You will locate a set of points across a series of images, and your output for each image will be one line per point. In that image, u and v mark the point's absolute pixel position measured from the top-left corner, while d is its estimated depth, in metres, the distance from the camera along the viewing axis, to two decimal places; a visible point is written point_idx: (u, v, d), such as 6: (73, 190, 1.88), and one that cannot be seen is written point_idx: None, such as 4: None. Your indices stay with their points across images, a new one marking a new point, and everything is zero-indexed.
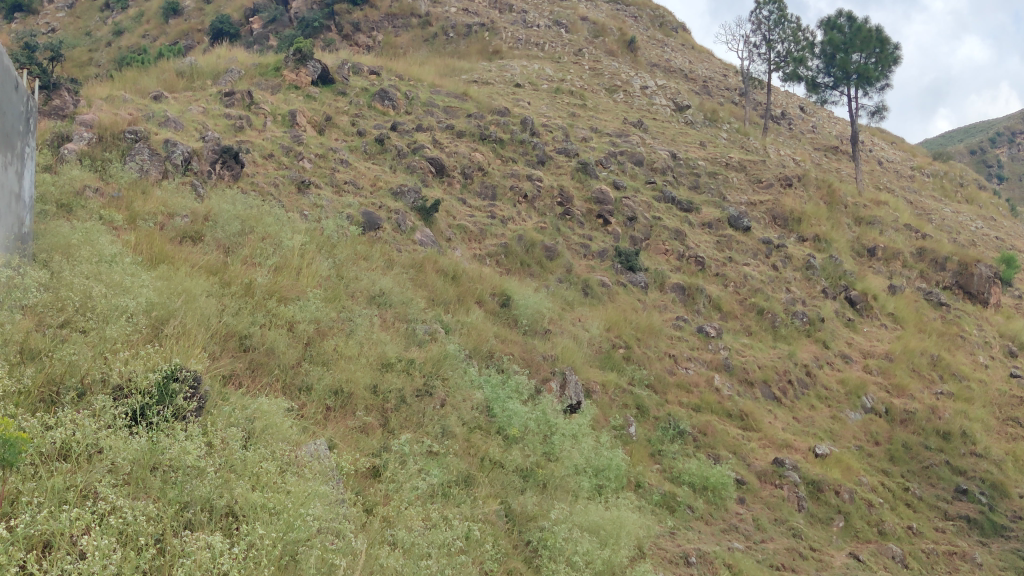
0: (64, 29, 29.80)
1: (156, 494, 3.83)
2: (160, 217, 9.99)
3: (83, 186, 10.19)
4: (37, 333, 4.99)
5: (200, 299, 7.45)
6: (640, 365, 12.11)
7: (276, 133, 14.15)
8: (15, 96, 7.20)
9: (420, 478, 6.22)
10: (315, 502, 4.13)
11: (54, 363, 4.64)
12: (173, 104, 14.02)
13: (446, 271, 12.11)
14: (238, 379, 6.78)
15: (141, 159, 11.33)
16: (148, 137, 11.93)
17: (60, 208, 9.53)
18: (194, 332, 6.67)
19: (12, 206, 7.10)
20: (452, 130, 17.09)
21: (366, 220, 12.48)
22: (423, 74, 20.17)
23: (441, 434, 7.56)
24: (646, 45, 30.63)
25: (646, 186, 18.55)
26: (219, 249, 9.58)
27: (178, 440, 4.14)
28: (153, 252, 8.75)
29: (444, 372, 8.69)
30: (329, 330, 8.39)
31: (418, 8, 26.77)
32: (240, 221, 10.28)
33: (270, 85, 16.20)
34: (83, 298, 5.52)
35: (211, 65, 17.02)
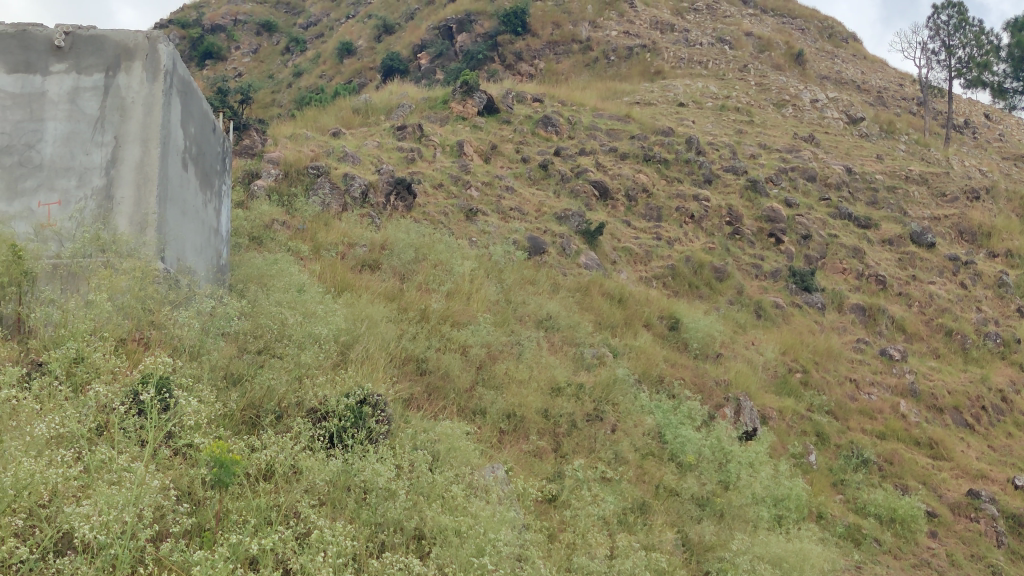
0: (250, 73, 31.84)
1: (352, 515, 3.94)
2: (341, 248, 10.45)
3: (271, 220, 10.79)
4: (239, 359, 5.26)
5: (381, 325, 7.71)
6: (819, 390, 11.57)
7: (445, 163, 14.54)
8: (212, 138, 7.69)
9: (597, 505, 6.13)
10: (502, 526, 4.13)
11: (254, 387, 4.87)
12: (350, 139, 14.69)
13: (613, 295, 12.05)
14: (417, 402, 6.94)
15: (323, 193, 11.91)
16: (329, 172, 12.49)
17: (251, 241, 10.13)
18: (377, 356, 6.88)
19: (211, 241, 7.58)
20: (616, 153, 17.04)
21: (533, 245, 12.61)
22: (586, 99, 20.25)
23: (614, 459, 7.47)
24: (815, 58, 29.60)
25: (820, 203, 17.84)
26: (395, 277, 9.89)
27: (371, 462, 4.25)
28: (336, 281, 9.15)
29: (614, 398, 8.61)
30: (500, 353, 8.48)
31: (579, 34, 26.93)
32: (414, 249, 10.57)
33: (438, 116, 16.70)
34: (281, 325, 5.80)
35: (384, 101, 17.72)
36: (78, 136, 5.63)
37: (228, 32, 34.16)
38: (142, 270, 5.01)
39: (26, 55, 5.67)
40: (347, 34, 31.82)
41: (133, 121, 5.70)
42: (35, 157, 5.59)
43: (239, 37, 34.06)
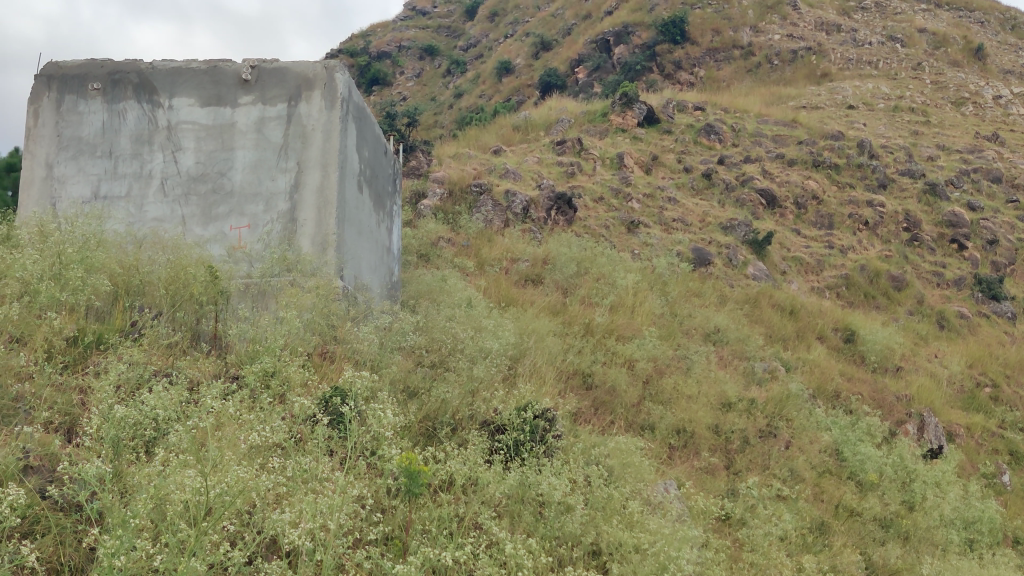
0: (413, 96, 32.91)
1: (530, 528, 3.93)
2: (504, 263, 10.61)
3: (437, 237, 11.08)
4: (415, 371, 5.37)
5: (548, 339, 7.74)
6: (1012, 406, 10.75)
7: (605, 176, 14.51)
8: (384, 161, 7.97)
9: (773, 524, 5.90)
10: (684, 544, 4.02)
11: (430, 400, 4.95)
12: (511, 156, 14.92)
13: (782, 306, 11.66)
14: (585, 417, 6.91)
15: (486, 211, 12.13)
16: (492, 189, 12.69)
17: (419, 257, 10.44)
18: (545, 370, 6.90)
19: (384, 259, 7.83)
20: (783, 159, 16.49)
21: (697, 257, 12.38)
22: (749, 105, 19.75)
23: (789, 476, 7.19)
24: (997, 52, 27.76)
25: (1007, 206, 16.67)
26: (558, 291, 9.92)
27: (547, 475, 4.23)
28: (501, 296, 9.27)
29: (789, 413, 8.31)
30: (667, 368, 8.35)
31: (740, 39, 26.31)
32: (577, 263, 10.58)
33: (598, 130, 16.72)
34: (454, 340, 5.90)
35: (544, 116, 17.90)
36: (265, 163, 5.97)
37: (394, 58, 35.52)
38: (324, 288, 5.24)
39: (218, 90, 6.09)
40: (506, 53, 32.41)
41: (313, 147, 5.95)
42: (226, 184, 5.98)
43: (404, 62, 35.35)
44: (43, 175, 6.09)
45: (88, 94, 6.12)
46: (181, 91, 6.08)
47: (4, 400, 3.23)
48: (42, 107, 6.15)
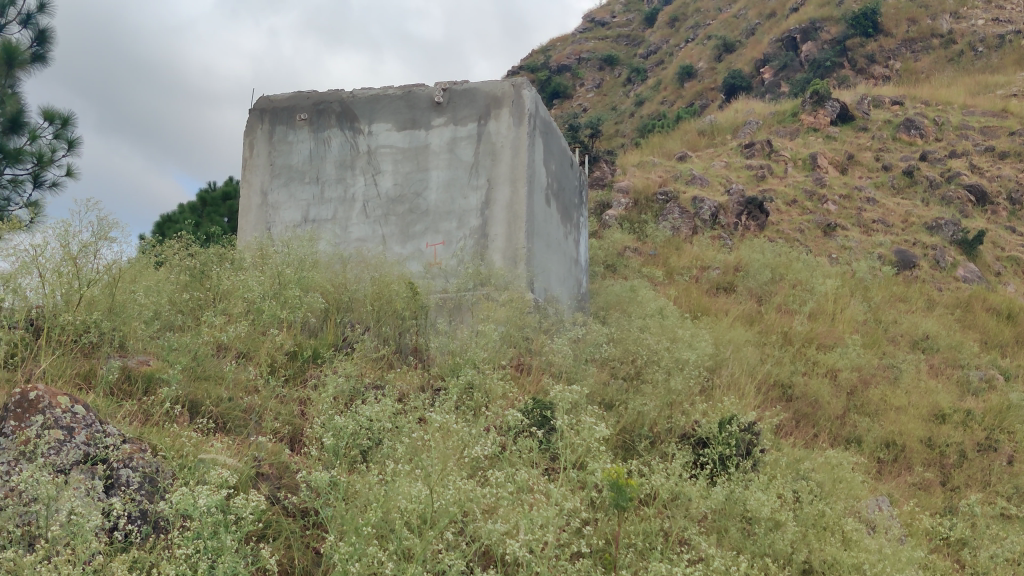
0: (593, 107, 33.03)
1: (737, 545, 3.79)
2: (694, 271, 10.45)
3: (625, 247, 11.05)
4: (611, 383, 5.33)
5: (744, 349, 7.52)
6: None
7: (797, 178, 14.00)
8: (570, 173, 7.99)
9: (1000, 544, 5.45)
10: (908, 565, 3.82)
11: (627, 412, 4.89)
12: (697, 162, 14.68)
13: (998, 310, 10.82)
14: (786, 429, 6.65)
15: (674, 218, 11.98)
16: (678, 196, 12.50)
17: (607, 268, 10.44)
18: (743, 380, 6.72)
19: (573, 270, 7.84)
20: (993, 152, 15.33)
21: (900, 259, 11.71)
22: (953, 96, 18.51)
23: (1015, 494, 6.53)
24: None
25: None
26: (752, 299, 9.63)
27: (754, 491, 4.08)
28: (692, 305, 9.13)
29: (1011, 425, 7.62)
30: (872, 377, 7.93)
31: (940, 27, 24.73)
32: (771, 269, 10.23)
33: (788, 130, 16.17)
34: (650, 352, 5.81)
35: (729, 119, 17.50)
36: (457, 182, 6.08)
37: (574, 71, 35.84)
38: (517, 302, 5.28)
39: (412, 113, 6.30)
40: (687, 58, 31.94)
41: (503, 163, 6.01)
42: (422, 204, 6.13)
43: (584, 74, 35.58)
44: (259, 202, 6.56)
45: (296, 124, 6.54)
46: (378, 117, 6.35)
47: (236, 411, 3.42)
48: (257, 139, 6.64)
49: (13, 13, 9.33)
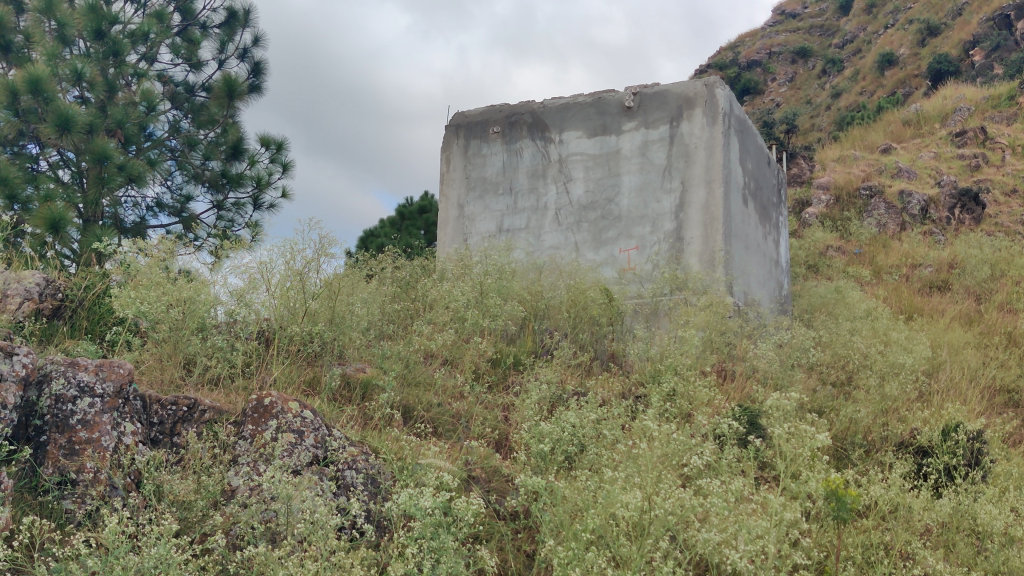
0: (787, 101, 31.93)
1: (968, 561, 3.53)
2: (904, 269, 9.88)
3: (826, 247, 10.65)
4: (819, 389, 5.11)
5: (963, 352, 7.03)
6: None
7: (1018, 166, 12.95)
8: (767, 172, 7.75)
9: None
10: None
11: (839, 419, 4.67)
12: (904, 153, 13.89)
13: None
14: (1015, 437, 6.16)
15: (879, 214, 11.40)
16: (884, 190, 11.84)
17: (808, 269, 10.06)
18: (963, 384, 6.28)
19: (772, 272, 7.60)
20: None
21: None
22: None
23: None
24: None
25: None
26: (970, 297, 8.99)
27: (985, 504, 3.79)
28: (902, 306, 8.65)
29: None
30: None
31: None
32: (990, 265, 9.51)
33: (1006, 115, 15.00)
34: (861, 355, 5.52)
35: (938, 106, 16.44)
36: (650, 185, 6.03)
37: (764, 66, 34.79)
38: (715, 305, 5.17)
39: (603, 119, 6.30)
40: (887, 45, 30.25)
41: (697, 164, 5.91)
42: (615, 209, 6.13)
43: (775, 68, 34.45)
44: (456, 215, 6.79)
45: (489, 137, 6.72)
46: (569, 125, 6.42)
47: (445, 416, 3.51)
48: (454, 153, 6.89)
49: (232, 47, 10.11)
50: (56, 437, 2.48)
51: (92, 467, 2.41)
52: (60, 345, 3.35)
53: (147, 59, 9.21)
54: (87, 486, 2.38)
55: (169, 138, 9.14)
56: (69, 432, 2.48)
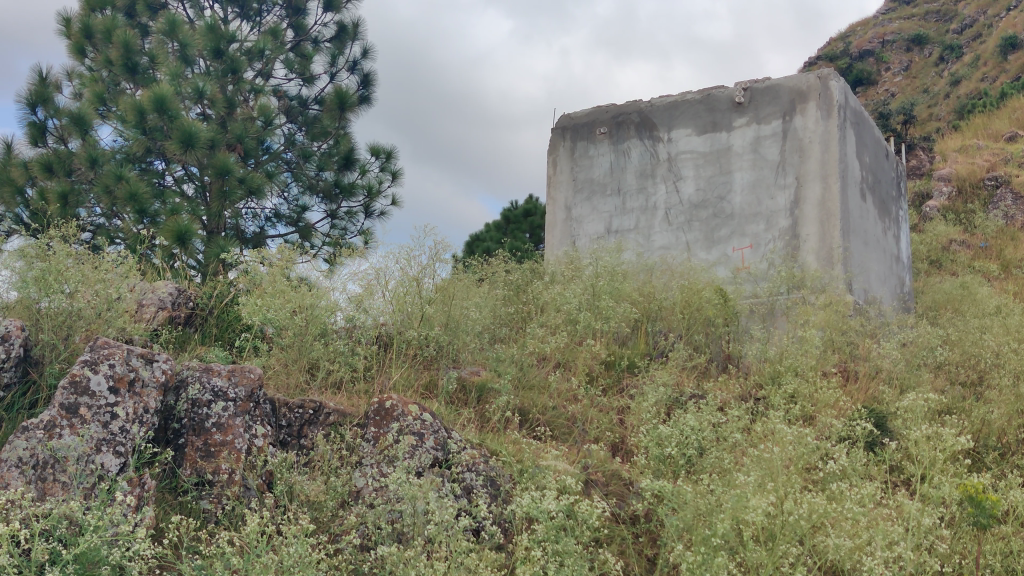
0: (902, 91, 30.76)
1: None
2: None
3: (949, 241, 10.22)
4: (948, 389, 4.89)
5: None
6: None
7: None
8: (885, 164, 7.49)
9: None
10: None
11: (971, 421, 4.46)
12: None
13: None
14: None
15: (1006, 206, 10.87)
16: (1011, 180, 11.28)
17: (931, 264, 9.68)
18: None
19: (893, 268, 7.33)
20: None
21: None
22: None
23: None
24: None
25: None
26: None
27: None
28: None
29: None
30: None
31: None
32: None
33: None
34: (992, 354, 5.26)
35: None
36: (763, 182, 5.90)
37: (877, 55, 33.60)
38: (835, 303, 5.01)
39: (713, 116, 6.20)
40: (1010, 28, 28.83)
41: (812, 159, 5.75)
42: (726, 207, 6.02)
43: (889, 57, 33.23)
44: (564, 217, 6.80)
45: (596, 138, 6.70)
46: (678, 123, 6.34)
47: (561, 419, 3.48)
48: (561, 156, 6.90)
49: (342, 60, 10.38)
50: (193, 440, 2.58)
51: (226, 468, 2.50)
52: (193, 351, 3.50)
53: (263, 75, 9.54)
54: (222, 487, 2.47)
55: (285, 151, 9.45)
56: (204, 435, 2.58)
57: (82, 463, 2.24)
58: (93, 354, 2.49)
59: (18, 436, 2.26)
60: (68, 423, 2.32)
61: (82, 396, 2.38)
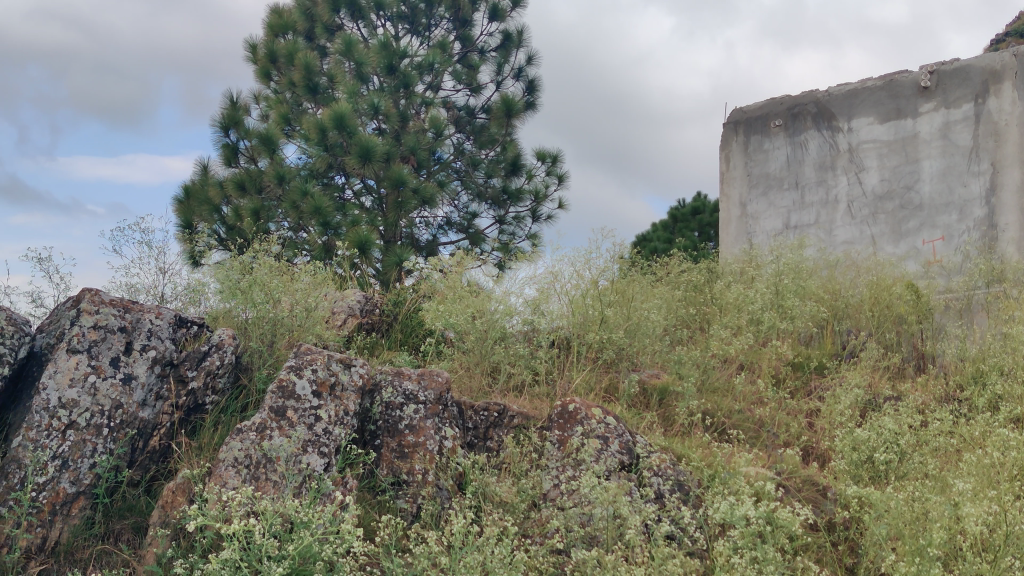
0: None
1: None
2: None
3: None
4: None
5: None
6: None
7: None
8: None
9: None
10: None
11: None
12: None
13: None
14: None
15: None
16: None
17: None
18: None
19: None
20: None
21: None
22: None
23: None
24: None
25: None
26: None
27: None
28: None
29: None
30: None
31: None
32: None
33: None
34: None
35: None
36: (955, 169, 5.53)
37: None
38: None
39: (897, 102, 5.84)
40: None
41: (1010, 143, 5.31)
42: (915, 197, 5.69)
43: None
44: (739, 214, 6.72)
45: (772, 131, 6.52)
46: (858, 111, 6.04)
47: (748, 421, 3.37)
48: (733, 151, 6.80)
49: (508, 68, 10.55)
50: (388, 441, 2.67)
51: (420, 469, 2.58)
52: (383, 356, 3.64)
53: (432, 87, 9.82)
54: (417, 487, 2.55)
55: (455, 160, 9.70)
56: (398, 436, 2.67)
57: (292, 463, 2.37)
58: (297, 359, 2.63)
59: (234, 437, 2.41)
60: (277, 425, 2.45)
61: (288, 399, 2.52)
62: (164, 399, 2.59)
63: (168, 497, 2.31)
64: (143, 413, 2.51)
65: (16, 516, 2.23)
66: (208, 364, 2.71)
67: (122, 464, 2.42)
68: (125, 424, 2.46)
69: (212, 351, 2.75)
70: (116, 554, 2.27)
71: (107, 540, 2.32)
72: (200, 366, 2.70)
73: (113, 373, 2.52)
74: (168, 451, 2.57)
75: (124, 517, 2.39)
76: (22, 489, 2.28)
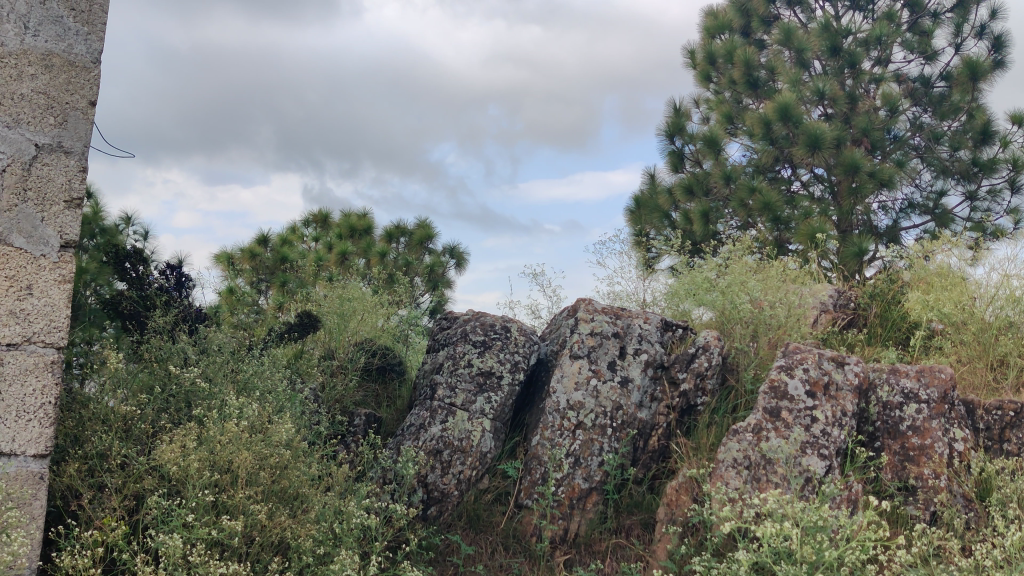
0: None
1: None
2: None
3: None
4: None
5: None
6: None
7: None
8: None
9: None
10: None
11: None
12: None
13: None
14: None
15: None
16: None
17: None
18: None
19: None
20: None
21: None
22: None
23: None
24: None
25: None
26: None
27: None
28: None
29: None
30: None
31: None
32: None
33: None
34: None
35: None
36: None
37: None
38: None
39: None
40: None
41: None
42: None
43: None
44: None
45: None
46: None
47: None
48: None
49: (968, 28, 9.52)
50: (889, 444, 2.49)
51: (931, 473, 2.40)
52: (870, 352, 3.45)
53: (882, 62, 9.20)
54: (929, 493, 2.38)
55: (913, 137, 9.01)
56: (901, 438, 2.49)
57: (792, 464, 2.32)
58: (787, 359, 2.56)
59: (730, 438, 2.40)
60: (773, 426, 2.40)
61: (782, 400, 2.46)
62: (659, 400, 2.70)
63: (673, 496, 2.37)
64: (641, 414, 2.64)
65: (542, 507, 2.45)
66: (697, 365, 2.75)
67: (627, 462, 2.57)
68: (626, 424, 2.60)
69: (700, 353, 2.77)
70: (631, 548, 2.41)
71: (620, 534, 2.48)
72: (689, 368, 2.75)
73: (612, 376, 2.67)
74: (667, 451, 2.67)
75: (632, 512, 2.54)
76: (545, 483, 2.50)
